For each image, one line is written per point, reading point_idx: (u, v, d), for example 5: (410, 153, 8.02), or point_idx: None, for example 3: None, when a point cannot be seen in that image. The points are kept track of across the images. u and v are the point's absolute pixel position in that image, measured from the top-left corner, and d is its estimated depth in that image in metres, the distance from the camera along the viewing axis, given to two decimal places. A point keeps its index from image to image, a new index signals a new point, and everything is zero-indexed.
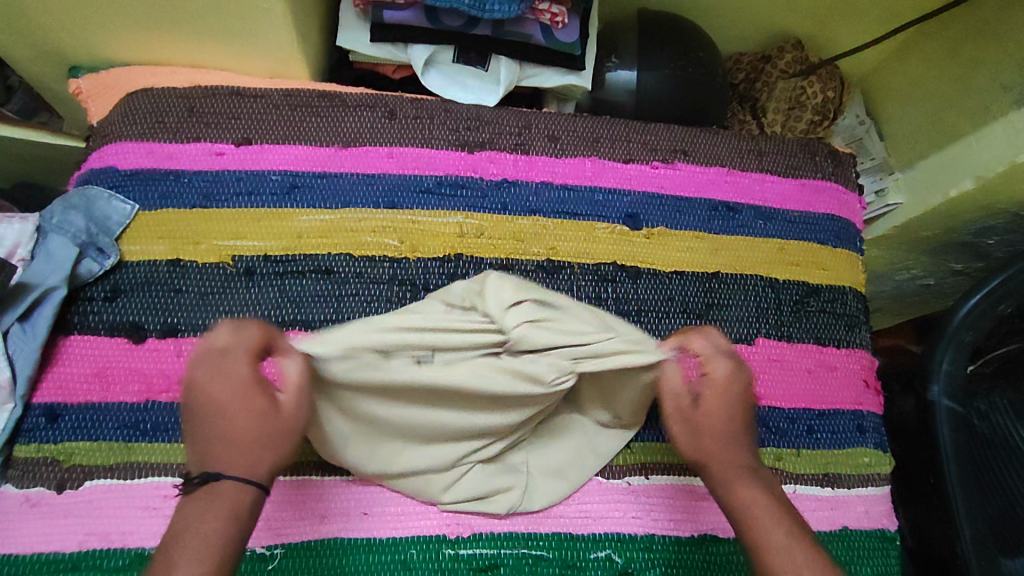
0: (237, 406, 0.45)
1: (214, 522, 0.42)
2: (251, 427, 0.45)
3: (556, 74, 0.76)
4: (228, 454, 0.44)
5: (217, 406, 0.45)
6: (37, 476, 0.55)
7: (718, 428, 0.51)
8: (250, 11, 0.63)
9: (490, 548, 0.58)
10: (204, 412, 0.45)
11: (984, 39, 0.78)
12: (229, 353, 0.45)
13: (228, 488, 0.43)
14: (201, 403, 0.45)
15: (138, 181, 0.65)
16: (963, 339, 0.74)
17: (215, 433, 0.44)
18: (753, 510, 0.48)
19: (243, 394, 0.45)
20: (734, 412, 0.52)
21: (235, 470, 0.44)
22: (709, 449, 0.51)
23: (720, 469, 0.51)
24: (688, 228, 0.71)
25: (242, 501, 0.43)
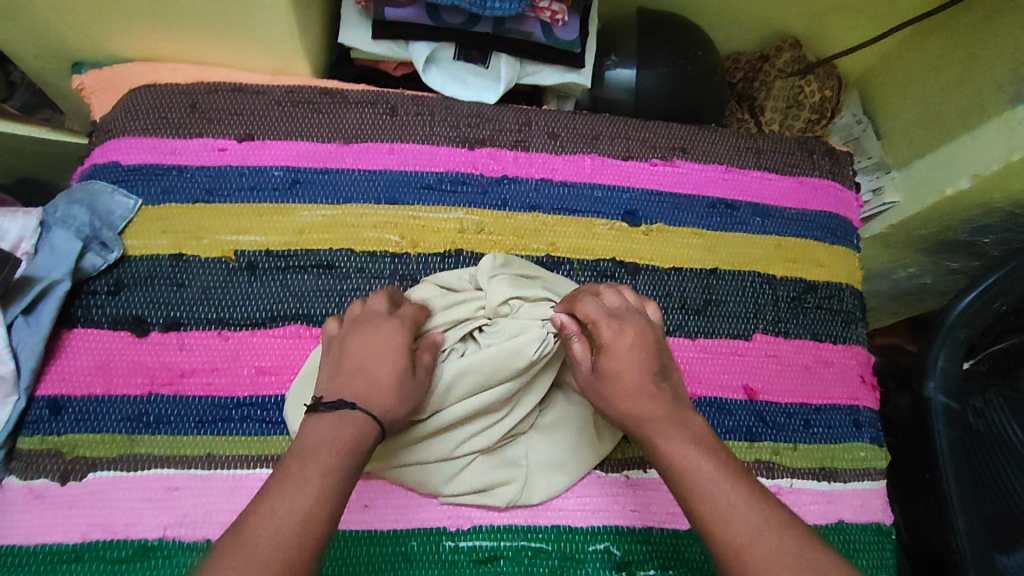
0: (388, 355, 0.51)
1: (336, 445, 0.45)
2: (394, 377, 0.50)
3: (555, 72, 0.77)
4: (371, 390, 0.49)
5: (376, 355, 0.51)
6: (41, 468, 0.56)
7: (627, 385, 0.50)
8: (253, 7, 0.64)
9: (490, 540, 0.59)
10: (354, 354, 0.51)
11: (979, 39, 0.79)
12: (395, 318, 0.53)
13: (359, 419, 0.47)
14: (354, 351, 0.51)
15: (142, 176, 0.65)
16: (958, 335, 0.74)
17: (365, 373, 0.50)
18: (687, 468, 0.46)
19: (393, 350, 0.51)
20: (641, 363, 0.51)
21: (372, 407, 0.48)
22: (625, 407, 0.50)
23: (648, 428, 0.49)
24: (686, 225, 0.71)
25: (366, 434, 0.47)
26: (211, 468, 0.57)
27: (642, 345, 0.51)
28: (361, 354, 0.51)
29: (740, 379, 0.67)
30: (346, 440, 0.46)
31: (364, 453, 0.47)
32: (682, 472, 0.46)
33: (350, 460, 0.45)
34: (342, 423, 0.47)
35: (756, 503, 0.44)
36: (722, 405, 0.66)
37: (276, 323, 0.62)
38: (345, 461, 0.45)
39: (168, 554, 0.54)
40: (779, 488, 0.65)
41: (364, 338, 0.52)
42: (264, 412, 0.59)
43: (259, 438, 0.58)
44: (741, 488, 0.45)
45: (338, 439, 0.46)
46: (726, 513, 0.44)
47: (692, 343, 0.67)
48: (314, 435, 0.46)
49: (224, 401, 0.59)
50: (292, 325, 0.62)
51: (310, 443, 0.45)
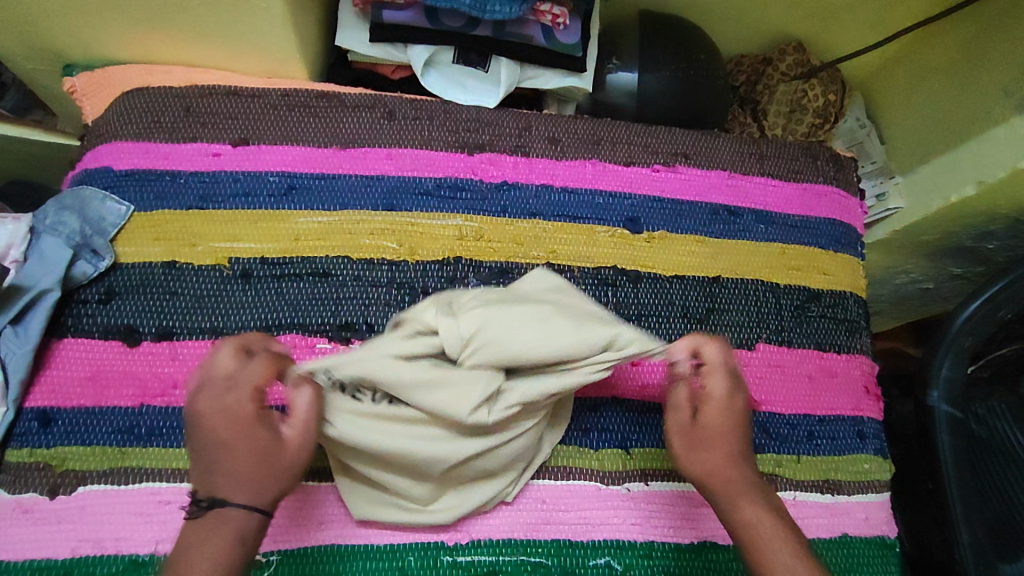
0: (240, 432, 0.46)
1: (216, 549, 0.43)
2: (252, 456, 0.46)
3: (557, 76, 0.76)
4: (234, 483, 0.45)
5: (223, 437, 0.46)
6: (29, 482, 0.55)
7: (720, 445, 0.52)
8: (247, 9, 0.63)
9: (489, 555, 0.57)
10: (209, 442, 0.46)
11: (985, 43, 0.78)
12: (239, 381, 0.48)
13: (230, 516, 0.44)
14: (206, 437, 0.47)
15: (134, 181, 0.64)
16: (962, 344, 0.73)
17: (220, 462, 0.46)
18: (758, 531, 0.48)
19: (247, 421, 0.47)
20: (736, 432, 0.53)
21: (240, 497, 0.45)
22: (710, 467, 0.52)
23: (727, 491, 0.51)
24: (689, 232, 0.70)
25: (244, 530, 0.44)
26: None
27: (737, 412, 0.54)
28: (216, 440, 0.46)
29: None
30: (231, 538, 0.44)
31: (252, 544, 0.45)
32: (754, 536, 0.48)
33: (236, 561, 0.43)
34: (215, 527, 0.44)
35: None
36: None
37: (271, 332, 0.60)
38: (224, 566, 0.43)
39: (158, 570, 0.53)
40: (782, 500, 0.64)
41: (212, 423, 0.47)
42: None
43: None
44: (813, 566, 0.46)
45: (215, 544, 0.43)
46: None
47: None
48: (250, 506, 0.45)
49: None
50: (287, 334, 0.61)
51: (187, 553, 0.43)
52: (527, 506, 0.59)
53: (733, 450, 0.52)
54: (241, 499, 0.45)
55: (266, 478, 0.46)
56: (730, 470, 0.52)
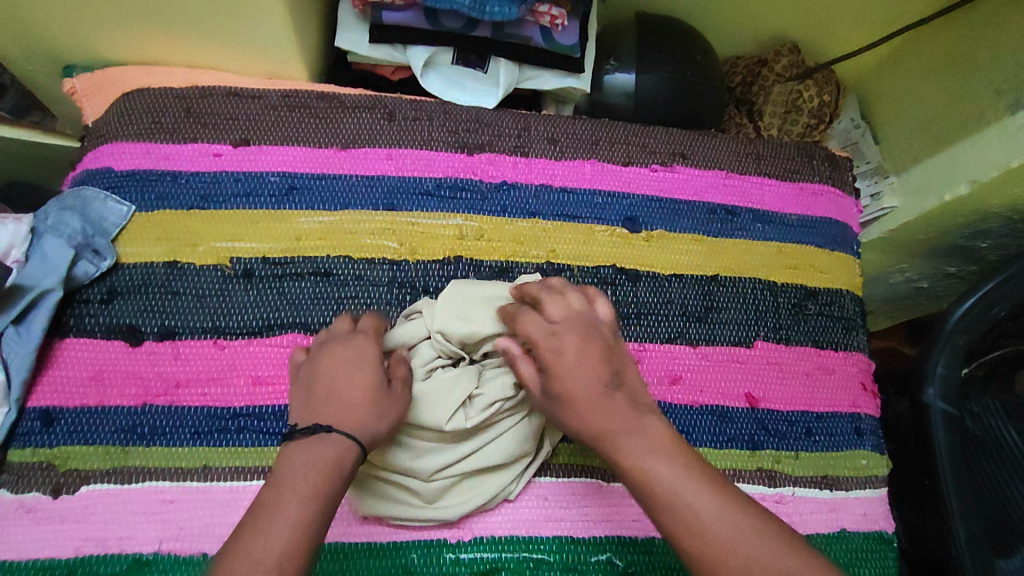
0: (356, 370, 0.51)
1: (319, 469, 0.45)
2: (367, 393, 0.50)
3: (555, 77, 0.76)
4: (342, 413, 0.48)
5: (344, 374, 0.51)
6: (31, 481, 0.55)
7: (584, 396, 0.49)
8: (249, 10, 0.63)
9: (491, 552, 0.58)
10: (325, 375, 0.51)
11: (977, 45, 0.79)
12: (362, 332, 0.54)
13: (337, 441, 0.47)
14: (325, 372, 0.51)
15: (135, 182, 0.64)
16: (956, 341, 0.74)
17: (333, 394, 0.49)
18: (666, 483, 0.45)
19: (368, 363, 0.51)
20: (596, 367, 0.50)
21: (346, 427, 0.48)
22: (593, 424, 0.49)
23: (614, 442, 0.48)
24: (687, 231, 0.71)
25: (345, 456, 0.47)
26: (206, 480, 0.56)
27: (589, 352, 0.50)
28: (332, 375, 0.50)
29: (741, 387, 0.67)
30: (332, 463, 0.46)
31: (346, 476, 0.46)
32: (666, 491, 0.45)
33: (332, 484, 0.45)
34: (324, 445, 0.46)
35: (745, 516, 0.44)
36: (724, 412, 0.66)
37: (272, 331, 0.61)
38: (325, 489, 0.44)
39: (162, 569, 0.53)
40: (781, 496, 0.64)
41: (332, 362, 0.51)
42: (262, 422, 0.58)
43: (255, 449, 0.57)
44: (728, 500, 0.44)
45: (317, 464, 0.45)
46: (725, 538, 0.43)
47: (692, 351, 0.67)
48: None
49: (220, 411, 0.58)
50: (289, 334, 0.61)
51: (293, 470, 0.45)
52: (529, 503, 0.60)
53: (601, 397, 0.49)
54: (349, 429, 0.48)
55: (376, 415, 0.49)
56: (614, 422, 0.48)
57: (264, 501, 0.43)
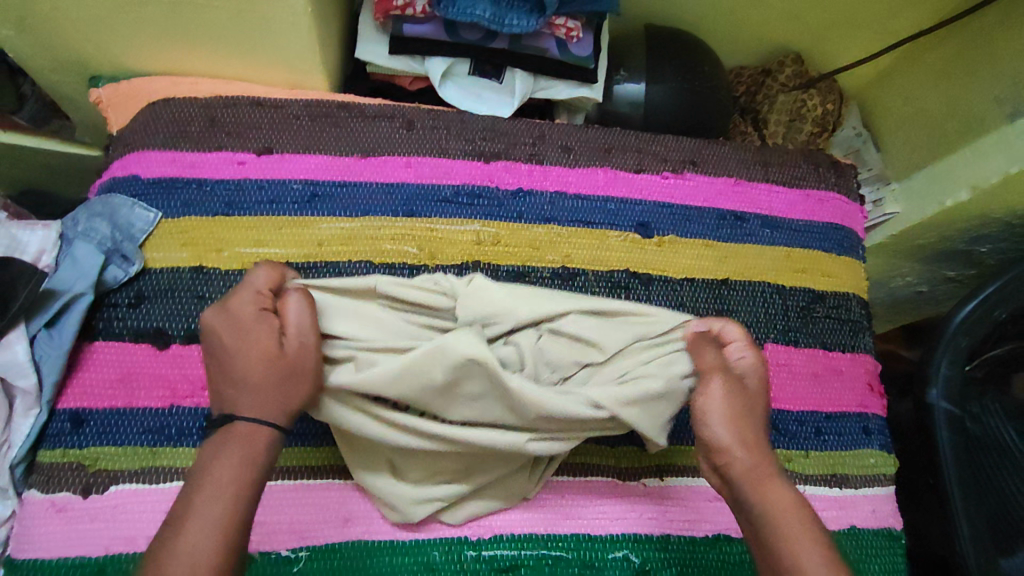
0: (243, 339, 0.46)
1: (232, 466, 0.43)
2: (263, 363, 0.45)
3: (569, 87, 0.78)
4: (244, 397, 0.45)
5: (234, 344, 0.46)
6: (62, 481, 0.56)
7: (750, 425, 0.49)
8: (275, 23, 0.65)
9: (512, 549, 0.59)
10: (219, 351, 0.46)
11: (976, 56, 0.81)
12: (242, 291, 0.48)
13: (241, 431, 0.44)
14: (219, 348, 0.46)
15: (161, 189, 0.66)
16: (959, 343, 0.76)
17: (227, 371, 0.46)
18: (785, 518, 0.45)
19: (257, 329, 0.46)
20: (760, 410, 0.51)
21: (247, 411, 0.45)
22: (734, 442, 0.48)
23: (750, 468, 0.48)
24: (698, 236, 0.73)
25: (255, 444, 0.44)
26: None
27: (757, 390, 0.51)
28: (223, 350, 0.46)
29: None
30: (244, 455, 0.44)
31: (266, 463, 0.45)
32: (780, 520, 0.45)
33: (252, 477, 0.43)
34: (226, 443, 0.44)
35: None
36: None
37: None
38: (239, 482, 0.43)
39: None
40: None
41: (219, 335, 0.46)
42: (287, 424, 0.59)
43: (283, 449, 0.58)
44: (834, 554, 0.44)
45: (224, 460, 0.43)
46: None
47: None
48: None
49: None
50: None
51: (202, 470, 0.43)
52: (548, 502, 0.61)
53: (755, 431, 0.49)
54: (252, 412, 0.45)
55: (277, 385, 0.45)
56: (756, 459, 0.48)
57: (184, 502, 0.42)
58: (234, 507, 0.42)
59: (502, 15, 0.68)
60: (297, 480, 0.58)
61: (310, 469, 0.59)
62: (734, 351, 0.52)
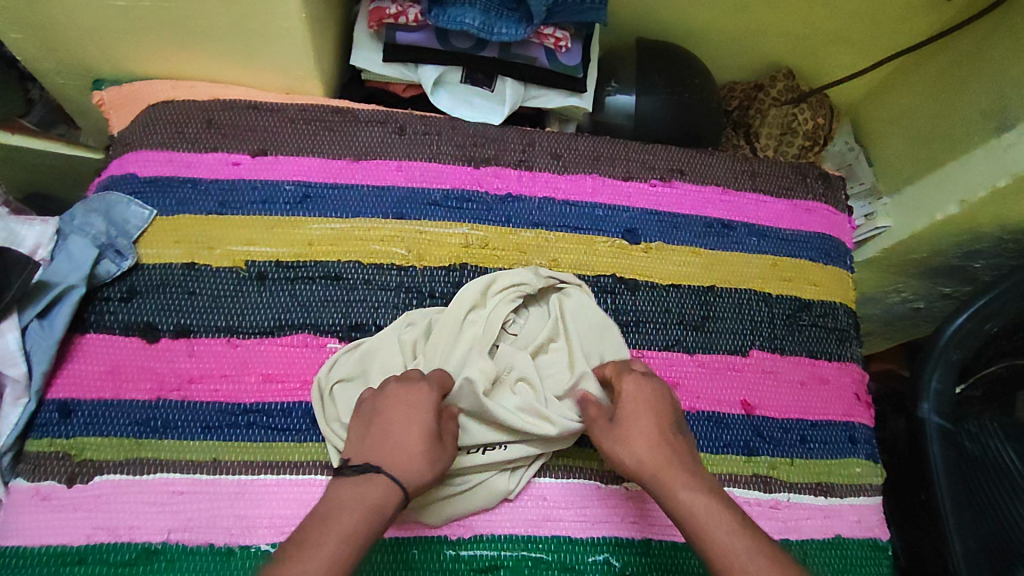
0: (410, 416, 0.54)
1: (363, 513, 0.48)
2: (418, 442, 0.53)
3: (559, 96, 0.80)
4: (387, 452, 0.52)
5: (401, 423, 0.54)
6: (47, 470, 0.57)
7: (648, 432, 0.55)
8: (272, 30, 0.67)
9: (491, 550, 0.59)
10: (384, 418, 0.55)
11: (963, 71, 0.82)
12: (424, 381, 0.57)
13: (384, 485, 0.50)
14: (381, 417, 0.55)
15: (157, 187, 0.68)
16: (950, 357, 0.74)
17: (389, 438, 0.53)
18: (700, 517, 0.49)
19: (423, 412, 0.55)
20: (656, 420, 0.56)
21: (394, 469, 0.51)
22: (633, 460, 0.54)
23: (659, 475, 0.53)
24: (685, 244, 0.73)
25: (388, 501, 0.50)
26: (215, 473, 0.57)
27: (656, 402, 0.58)
28: (385, 420, 0.55)
29: (738, 395, 0.68)
30: (372, 504, 0.49)
31: (385, 519, 0.49)
32: (696, 521, 0.49)
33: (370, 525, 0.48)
34: (369, 490, 0.50)
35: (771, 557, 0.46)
36: (720, 418, 0.67)
37: (283, 331, 0.63)
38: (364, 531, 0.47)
39: (170, 558, 0.55)
40: (776, 502, 0.65)
41: (386, 404, 0.55)
42: (270, 419, 0.60)
43: (265, 443, 0.59)
44: (753, 538, 0.47)
45: (360, 507, 0.48)
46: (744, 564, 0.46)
47: (690, 358, 0.69)
48: None
49: (230, 407, 0.60)
50: (299, 334, 0.63)
51: (341, 505, 0.49)
52: (529, 502, 0.61)
53: (670, 455, 0.54)
54: (394, 470, 0.51)
55: (425, 461, 0.53)
56: (670, 472, 0.53)
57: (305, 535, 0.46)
58: (352, 556, 0.46)
59: (491, 24, 0.70)
60: (279, 475, 0.58)
61: (291, 465, 0.58)
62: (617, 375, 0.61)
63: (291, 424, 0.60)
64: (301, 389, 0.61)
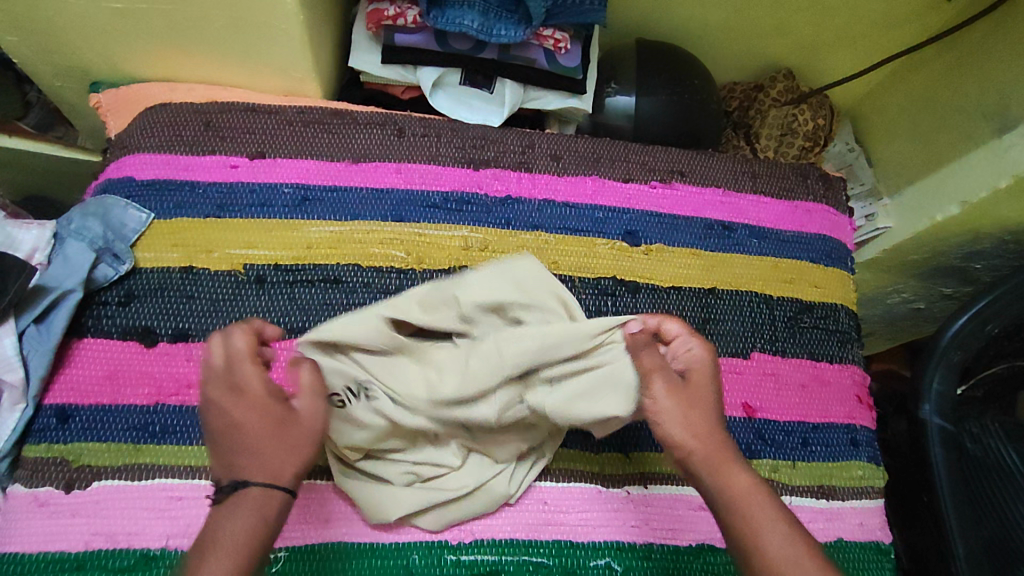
0: (261, 408, 0.44)
1: (245, 530, 0.40)
2: (270, 437, 0.43)
3: (558, 98, 0.80)
4: (248, 458, 0.42)
5: (238, 421, 0.43)
6: (46, 476, 0.56)
7: (704, 411, 0.48)
8: (270, 32, 0.67)
9: (492, 554, 0.59)
10: (230, 415, 0.44)
11: (964, 72, 0.81)
12: (233, 365, 0.45)
13: (255, 496, 0.41)
14: (217, 418, 0.44)
15: (155, 190, 0.67)
16: (951, 358, 0.74)
17: (242, 439, 0.43)
18: (749, 502, 0.44)
19: (263, 400, 0.44)
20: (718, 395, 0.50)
21: (262, 474, 0.42)
22: (689, 429, 0.47)
23: (712, 459, 0.46)
24: (686, 245, 0.73)
25: (267, 510, 0.41)
26: (214, 478, 0.57)
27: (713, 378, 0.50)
28: (224, 418, 0.44)
29: (739, 397, 0.68)
30: (258, 516, 0.41)
31: (274, 525, 0.42)
32: (740, 503, 0.44)
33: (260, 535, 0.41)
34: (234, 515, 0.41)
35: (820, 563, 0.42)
36: None
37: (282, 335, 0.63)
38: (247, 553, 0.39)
39: (169, 564, 0.54)
40: None
41: (219, 400, 0.44)
42: None
43: None
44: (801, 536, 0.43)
45: (238, 527, 0.40)
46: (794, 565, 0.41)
47: None
48: None
49: None
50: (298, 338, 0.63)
51: (215, 529, 0.40)
52: (530, 506, 0.60)
53: (721, 439, 0.47)
54: (259, 476, 0.42)
55: (287, 453, 0.43)
56: (722, 458, 0.46)
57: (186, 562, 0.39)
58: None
59: (490, 25, 0.70)
60: None
61: None
62: (681, 347, 0.52)
63: None
64: None
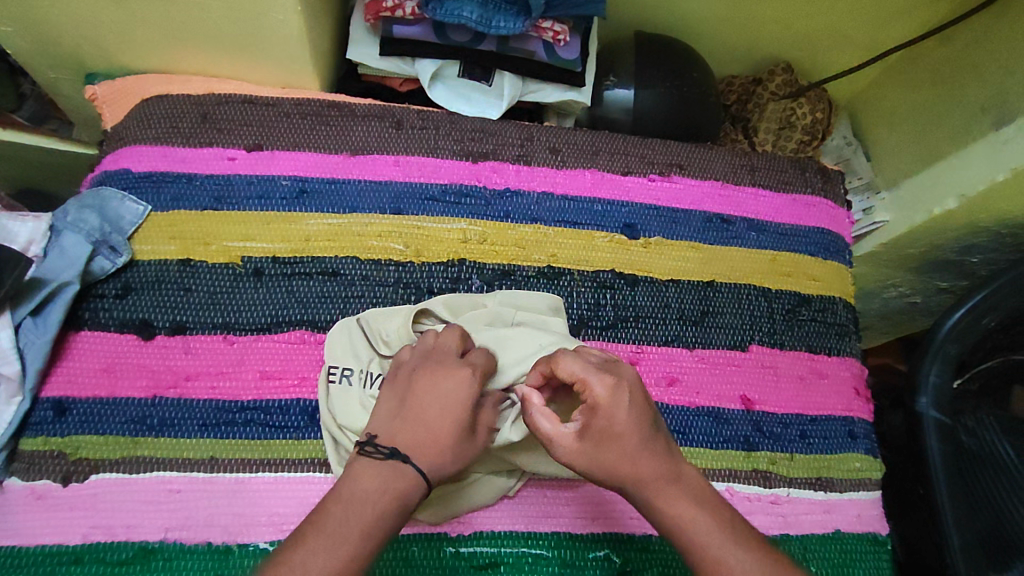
0: (449, 406, 0.49)
1: (386, 498, 0.45)
2: (451, 434, 0.49)
3: (558, 90, 0.80)
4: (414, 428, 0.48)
5: (438, 406, 0.49)
6: (42, 469, 0.56)
7: (623, 446, 0.47)
8: (266, 24, 0.66)
9: (491, 546, 0.59)
10: (418, 398, 0.50)
11: (962, 65, 0.81)
12: (470, 366, 0.52)
13: (408, 476, 0.46)
14: (421, 392, 0.50)
15: (152, 183, 0.67)
16: (948, 351, 0.74)
17: (421, 424, 0.48)
18: (692, 533, 0.45)
19: (459, 404, 0.50)
20: (637, 417, 0.47)
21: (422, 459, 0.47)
22: (620, 470, 0.47)
23: (647, 489, 0.46)
24: (684, 238, 0.73)
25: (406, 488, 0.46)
26: (213, 471, 0.57)
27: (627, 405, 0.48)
28: (428, 399, 0.50)
29: (737, 390, 0.68)
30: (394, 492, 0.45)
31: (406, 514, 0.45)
32: (683, 538, 0.45)
33: (393, 511, 0.44)
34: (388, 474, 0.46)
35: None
36: (719, 414, 0.67)
37: (280, 328, 0.62)
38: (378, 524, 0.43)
39: (167, 557, 0.54)
40: (776, 497, 0.65)
41: (430, 380, 0.51)
42: (268, 416, 0.59)
43: (263, 441, 0.58)
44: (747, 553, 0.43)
45: (384, 495, 0.45)
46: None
47: (689, 353, 0.69)
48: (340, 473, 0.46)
49: (227, 404, 0.59)
50: (296, 331, 0.63)
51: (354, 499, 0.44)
52: (529, 498, 0.61)
53: (654, 466, 0.47)
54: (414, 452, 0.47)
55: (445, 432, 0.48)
56: (656, 486, 0.46)
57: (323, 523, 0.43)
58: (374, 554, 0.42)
59: (489, 17, 0.69)
60: (277, 473, 0.57)
61: (288, 462, 0.58)
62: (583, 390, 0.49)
63: (289, 421, 0.59)
64: (298, 386, 0.60)
